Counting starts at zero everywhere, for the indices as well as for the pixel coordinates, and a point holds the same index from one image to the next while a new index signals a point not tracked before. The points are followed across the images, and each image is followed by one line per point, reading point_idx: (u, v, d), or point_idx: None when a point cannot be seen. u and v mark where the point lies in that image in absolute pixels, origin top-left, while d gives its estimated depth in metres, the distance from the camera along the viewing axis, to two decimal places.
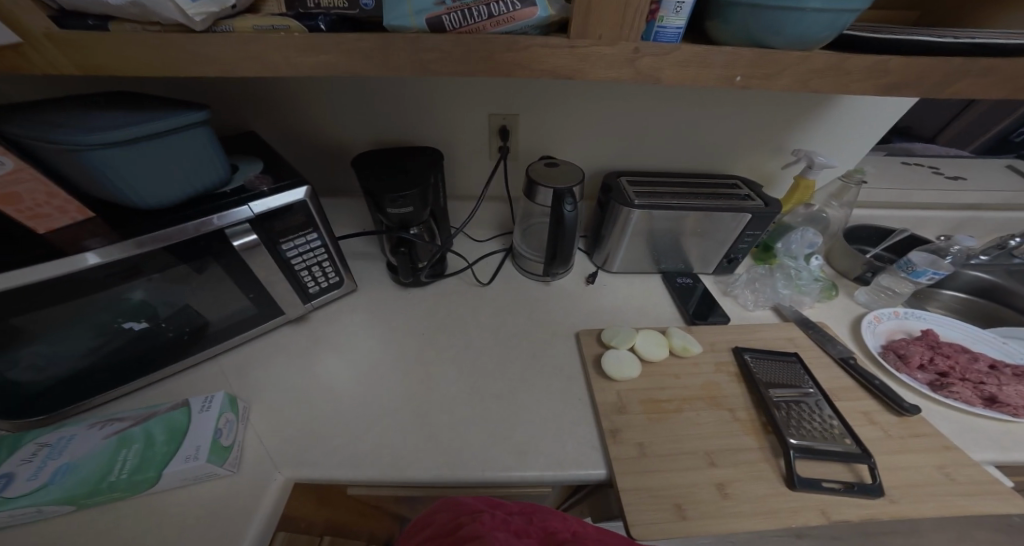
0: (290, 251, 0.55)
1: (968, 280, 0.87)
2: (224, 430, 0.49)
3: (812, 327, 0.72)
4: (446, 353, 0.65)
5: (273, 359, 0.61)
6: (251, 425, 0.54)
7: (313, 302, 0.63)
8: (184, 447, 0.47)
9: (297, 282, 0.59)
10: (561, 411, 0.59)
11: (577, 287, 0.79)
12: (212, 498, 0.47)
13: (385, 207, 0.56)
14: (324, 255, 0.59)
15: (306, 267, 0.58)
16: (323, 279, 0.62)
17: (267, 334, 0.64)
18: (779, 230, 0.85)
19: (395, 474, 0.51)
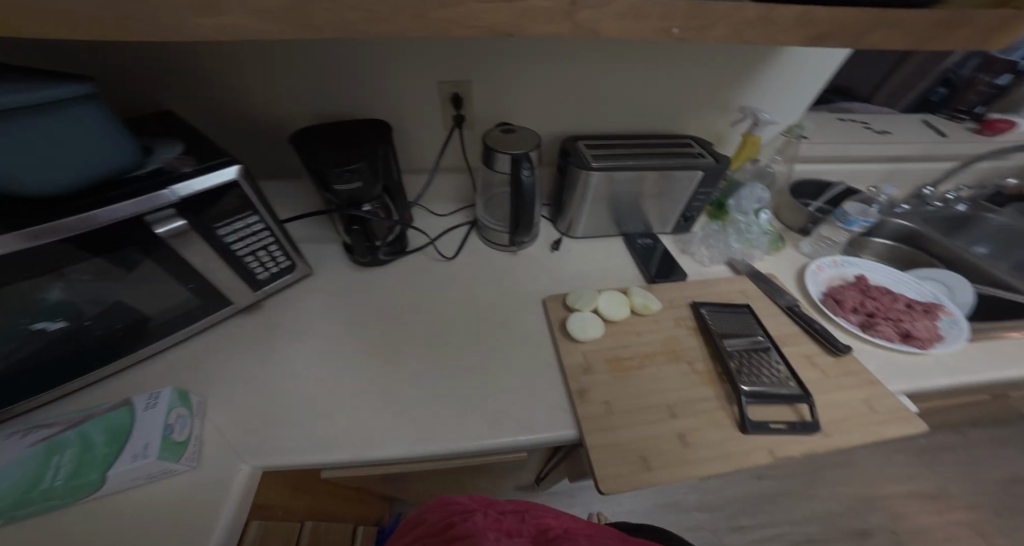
0: (229, 236, 0.51)
1: (895, 228, 0.94)
2: (174, 425, 0.47)
3: (762, 279, 0.76)
4: (410, 329, 0.64)
5: (227, 350, 0.58)
6: (207, 419, 0.52)
7: (264, 289, 0.60)
8: (130, 446, 0.44)
9: (243, 269, 0.56)
10: (529, 378, 0.60)
11: (542, 254, 0.79)
12: (173, 495, 0.45)
13: (330, 183, 0.53)
14: (268, 239, 0.56)
15: (250, 252, 0.55)
16: (272, 264, 0.59)
17: (218, 325, 0.61)
18: (730, 187, 0.88)
19: (364, 453, 0.51)
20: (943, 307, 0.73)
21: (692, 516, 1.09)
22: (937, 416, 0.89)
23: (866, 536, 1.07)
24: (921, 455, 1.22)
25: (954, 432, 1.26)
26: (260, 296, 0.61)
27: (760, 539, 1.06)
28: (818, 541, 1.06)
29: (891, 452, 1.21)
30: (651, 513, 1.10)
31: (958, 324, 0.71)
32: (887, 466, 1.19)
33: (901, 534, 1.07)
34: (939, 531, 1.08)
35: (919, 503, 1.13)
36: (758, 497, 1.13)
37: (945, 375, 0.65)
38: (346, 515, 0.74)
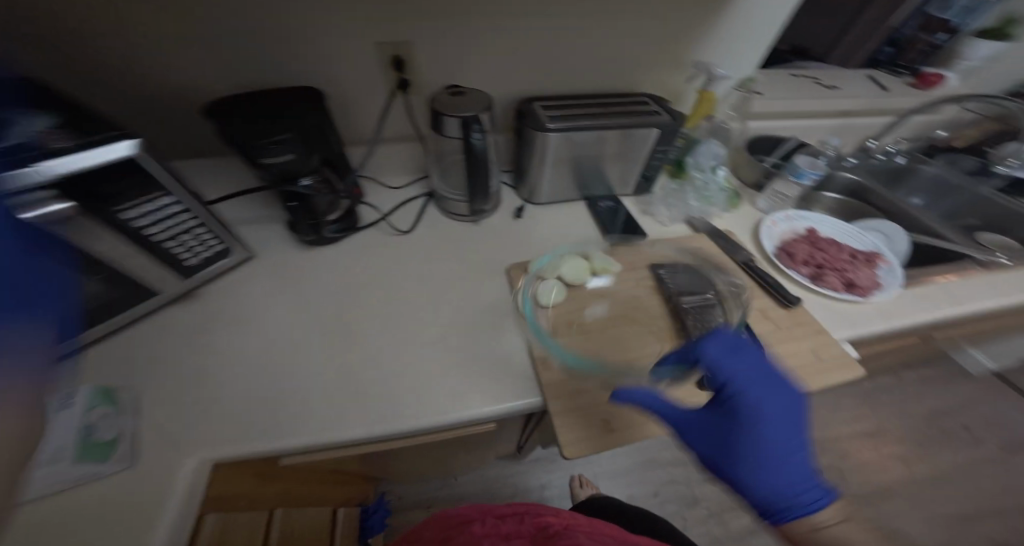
0: (143, 220, 0.47)
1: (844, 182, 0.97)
2: (96, 425, 0.46)
3: (720, 236, 0.78)
4: (365, 306, 0.62)
5: (164, 340, 0.55)
6: (146, 417, 0.48)
7: (195, 276, 0.57)
8: (47, 447, 0.44)
9: (166, 255, 0.52)
10: (493, 350, 0.59)
11: (503, 222, 0.77)
12: (110, 496, 0.43)
13: (256, 156, 0.48)
14: (190, 220, 0.51)
15: (171, 236, 0.51)
16: (200, 248, 0.55)
17: (151, 315, 0.57)
18: (688, 146, 0.88)
19: (322, 439, 0.49)
20: (883, 257, 0.77)
21: (665, 470, 1.16)
22: (878, 359, 0.96)
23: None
24: (866, 397, 1.32)
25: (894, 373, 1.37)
26: (190, 284, 0.57)
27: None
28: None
29: (839, 396, 1.32)
30: (628, 470, 1.16)
31: (893, 272, 0.75)
32: (836, 408, 1.29)
33: (846, 468, 1.18)
34: (879, 463, 1.20)
35: (863, 440, 1.24)
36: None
37: (881, 320, 0.69)
38: (325, 498, 0.74)
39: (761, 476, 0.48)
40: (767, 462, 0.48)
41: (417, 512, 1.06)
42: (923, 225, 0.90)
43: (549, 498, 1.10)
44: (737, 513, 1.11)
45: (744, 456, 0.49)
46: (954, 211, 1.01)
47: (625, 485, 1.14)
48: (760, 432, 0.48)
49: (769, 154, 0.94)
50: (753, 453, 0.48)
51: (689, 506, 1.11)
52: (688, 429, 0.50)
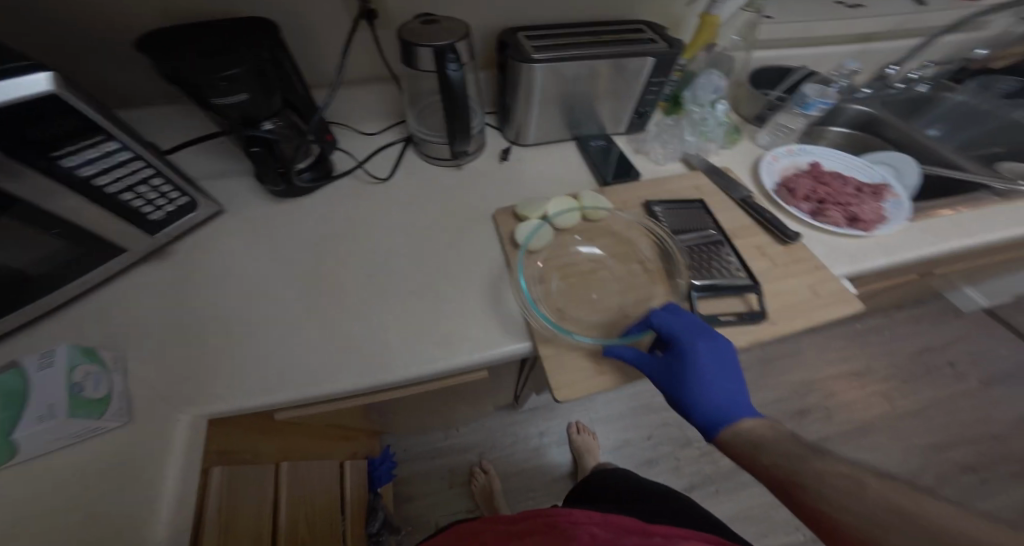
0: (92, 169, 0.44)
1: (852, 115, 0.92)
2: (88, 383, 0.43)
3: (718, 174, 0.74)
4: (347, 257, 0.60)
5: (143, 303, 0.54)
6: (131, 374, 0.48)
7: (162, 233, 0.56)
8: (33, 408, 0.39)
9: (128, 209, 0.50)
10: (480, 296, 0.58)
11: (490, 165, 0.73)
12: (104, 451, 0.43)
13: (207, 96, 0.46)
14: (145, 168, 0.49)
15: (128, 188, 0.49)
16: (161, 199, 0.53)
17: (123, 275, 0.55)
18: (686, 79, 0.82)
19: (309, 391, 0.49)
20: (890, 189, 0.74)
21: (661, 415, 1.19)
22: (877, 297, 0.95)
23: (806, 414, 1.20)
24: (858, 339, 1.34)
25: (885, 315, 1.39)
26: (160, 239, 0.56)
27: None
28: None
29: (834, 339, 1.34)
30: (624, 417, 1.19)
31: (900, 206, 0.72)
32: (830, 351, 1.31)
33: (834, 406, 1.21)
34: (867, 400, 1.23)
35: (854, 380, 1.26)
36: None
37: (884, 254, 0.66)
38: (330, 453, 0.74)
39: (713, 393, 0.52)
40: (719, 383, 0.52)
41: (420, 461, 1.10)
42: (933, 156, 0.86)
43: (547, 445, 1.13)
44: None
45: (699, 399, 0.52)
46: (978, 138, 0.96)
47: (621, 429, 1.18)
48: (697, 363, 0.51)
49: (773, 86, 0.87)
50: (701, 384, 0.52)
51: (683, 448, 1.15)
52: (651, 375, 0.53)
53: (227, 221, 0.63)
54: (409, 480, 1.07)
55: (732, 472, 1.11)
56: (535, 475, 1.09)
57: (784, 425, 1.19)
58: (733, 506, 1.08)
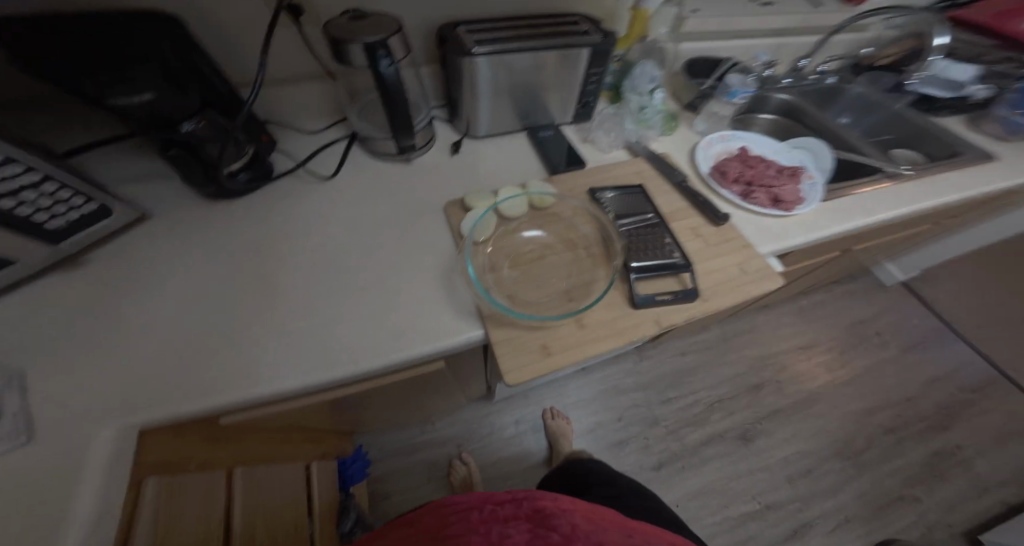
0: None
1: (778, 103, 1.00)
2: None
3: (658, 159, 0.78)
4: (292, 257, 0.60)
5: (64, 318, 0.52)
6: (43, 386, 0.48)
7: (67, 241, 0.54)
8: None
9: (27, 222, 0.48)
10: (428, 287, 0.59)
11: (441, 158, 0.74)
12: (31, 468, 0.43)
13: (105, 98, 0.44)
14: (37, 178, 0.46)
15: (21, 199, 0.46)
16: (62, 208, 0.50)
17: (41, 285, 0.55)
18: (624, 70, 0.86)
19: (258, 391, 0.49)
20: (807, 172, 0.81)
21: (628, 397, 1.25)
22: (814, 273, 1.02)
23: (761, 388, 1.29)
24: (804, 314, 1.45)
25: (826, 289, 1.50)
26: (64, 245, 0.54)
27: (683, 405, 1.25)
28: (725, 397, 1.27)
29: (782, 314, 1.44)
30: (593, 401, 1.24)
31: (815, 187, 0.78)
32: (780, 326, 1.41)
33: (783, 379, 1.31)
34: (811, 371, 1.33)
35: (801, 353, 1.37)
36: (680, 372, 1.31)
37: (802, 232, 0.72)
38: (296, 456, 0.74)
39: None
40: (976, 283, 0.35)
41: (397, 458, 1.10)
42: (843, 142, 0.93)
43: (523, 432, 1.17)
44: (694, 429, 1.21)
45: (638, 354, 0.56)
46: (877, 127, 1.04)
47: (591, 413, 1.22)
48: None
49: (706, 76, 0.92)
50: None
51: (650, 427, 1.21)
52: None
53: (163, 228, 0.62)
54: (386, 479, 1.07)
55: (694, 448, 1.18)
56: (510, 464, 1.12)
57: (740, 400, 1.27)
58: (697, 480, 1.14)
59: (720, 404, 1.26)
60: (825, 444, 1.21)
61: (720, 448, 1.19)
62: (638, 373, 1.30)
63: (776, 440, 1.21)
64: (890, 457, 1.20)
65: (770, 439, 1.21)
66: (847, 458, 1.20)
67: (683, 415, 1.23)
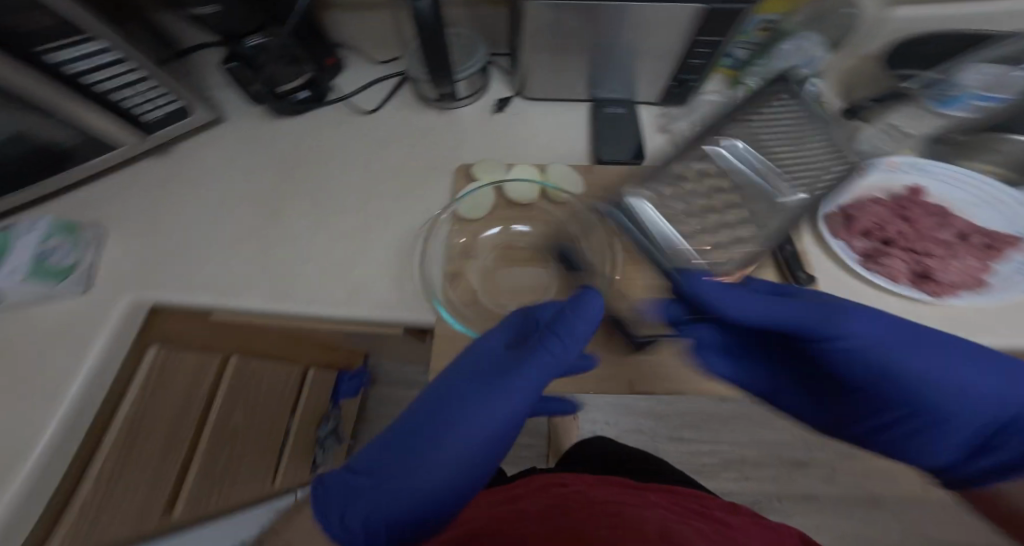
0: (94, 75, 0.51)
1: None
2: (55, 252, 0.53)
3: (751, 178, 0.57)
4: (302, 183, 0.62)
5: (131, 197, 0.62)
6: (97, 250, 0.58)
7: (155, 133, 0.62)
8: (10, 263, 0.50)
9: (123, 110, 0.57)
10: (401, 252, 0.55)
11: (479, 117, 0.67)
12: (71, 312, 0.54)
13: (186, 7, 0.51)
14: (134, 73, 0.54)
15: (119, 90, 0.54)
16: (153, 102, 0.59)
17: (125, 166, 0.65)
18: (767, 41, 0.61)
19: (226, 300, 0.54)
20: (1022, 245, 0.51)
21: (636, 420, 1.11)
22: None
23: (802, 467, 1.06)
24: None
25: None
26: (152, 136, 0.62)
27: (695, 451, 1.08)
28: (750, 460, 1.07)
29: None
30: (599, 409, 1.11)
31: None
32: None
33: (842, 470, 1.06)
34: (884, 475, 1.05)
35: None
36: (710, 416, 1.10)
37: (943, 335, 0.48)
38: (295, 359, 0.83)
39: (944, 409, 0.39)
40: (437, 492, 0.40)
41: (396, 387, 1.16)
42: None
43: None
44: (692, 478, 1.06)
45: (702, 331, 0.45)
46: None
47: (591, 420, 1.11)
48: (472, 407, 0.41)
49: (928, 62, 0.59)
50: (474, 428, 0.40)
51: None
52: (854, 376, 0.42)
53: (224, 135, 0.68)
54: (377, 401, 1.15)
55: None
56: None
57: (769, 471, 1.06)
58: None
59: (740, 466, 1.06)
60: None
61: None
62: (660, 399, 1.11)
63: (791, 525, 1.02)
64: None
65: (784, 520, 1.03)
66: None
67: (690, 461, 1.07)
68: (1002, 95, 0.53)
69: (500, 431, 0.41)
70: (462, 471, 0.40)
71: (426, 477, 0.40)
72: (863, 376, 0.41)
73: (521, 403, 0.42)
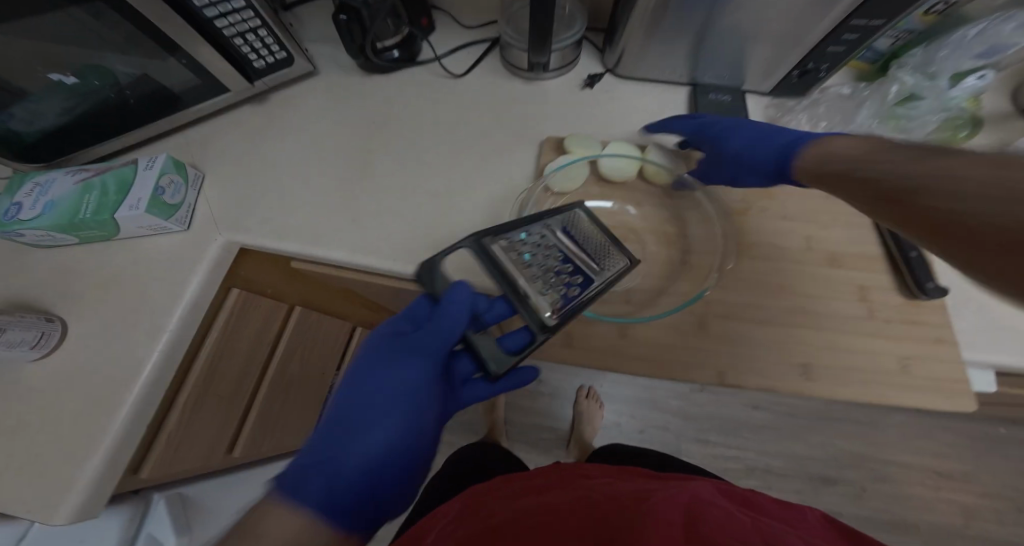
0: (212, 12, 0.52)
1: None
2: (168, 188, 0.54)
3: None
4: (389, 142, 0.62)
5: (227, 141, 0.64)
6: (201, 192, 0.60)
7: (260, 81, 0.64)
8: (130, 196, 0.52)
9: (236, 52, 0.58)
10: (488, 219, 0.55)
11: (567, 92, 0.64)
12: (172, 246, 0.57)
13: None
14: (256, 22, 0.56)
15: (240, 36, 0.57)
16: (266, 52, 0.61)
17: (223, 112, 0.66)
18: (934, 28, 0.56)
19: (315, 250, 0.55)
20: None
21: (663, 417, 1.05)
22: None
23: (829, 482, 0.99)
24: (970, 442, 1.00)
25: None
26: (259, 86, 0.64)
27: (716, 453, 1.02)
28: (776, 471, 1.00)
29: (933, 427, 1.01)
30: (628, 403, 1.07)
31: None
32: (917, 438, 1.01)
33: (869, 490, 0.98)
34: (927, 507, 0.97)
35: (927, 479, 0.98)
36: (742, 422, 1.04)
37: None
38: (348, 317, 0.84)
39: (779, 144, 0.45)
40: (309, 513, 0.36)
41: None
42: None
43: (541, 394, 1.09)
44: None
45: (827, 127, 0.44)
46: None
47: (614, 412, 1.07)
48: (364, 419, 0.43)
49: None
50: (377, 436, 0.42)
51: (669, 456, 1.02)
52: (764, 152, 0.46)
53: (316, 89, 0.68)
54: None
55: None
56: (517, 413, 1.08)
57: (794, 484, 1.00)
58: None
59: (762, 475, 1.00)
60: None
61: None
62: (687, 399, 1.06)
63: None
64: None
65: None
66: None
67: (710, 464, 1.01)
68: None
69: (389, 441, 0.42)
70: (349, 484, 0.39)
71: (311, 493, 0.37)
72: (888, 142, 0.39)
73: (402, 419, 0.43)
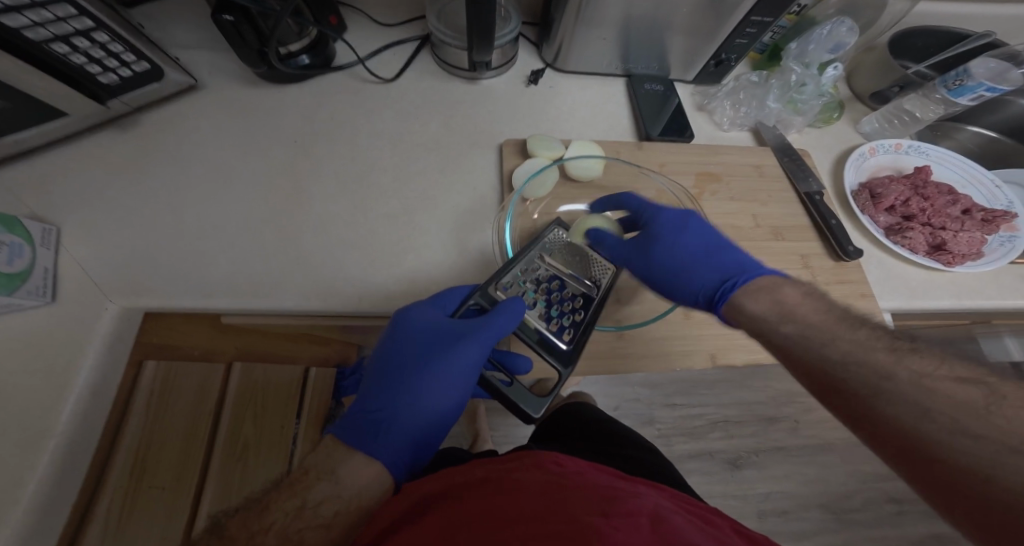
0: (20, 20, 0.36)
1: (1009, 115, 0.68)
2: (4, 251, 0.39)
3: (789, 155, 0.61)
4: (319, 163, 0.54)
5: (93, 177, 0.50)
6: (63, 251, 0.46)
7: (120, 97, 0.49)
8: None
9: (70, 68, 0.43)
10: (457, 236, 0.51)
11: (511, 89, 0.62)
12: (30, 328, 0.43)
13: None
14: (90, 24, 0.41)
15: (70, 46, 0.41)
16: (116, 62, 0.46)
17: (76, 139, 0.51)
18: (799, 26, 0.64)
19: (251, 303, 0.46)
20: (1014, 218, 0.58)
21: (634, 390, 1.13)
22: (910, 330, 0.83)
23: (773, 421, 1.13)
24: None
25: None
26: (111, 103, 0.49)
27: (685, 414, 1.13)
28: (732, 419, 1.13)
29: None
30: (599, 383, 1.12)
31: (1010, 242, 0.57)
32: None
33: (804, 421, 1.13)
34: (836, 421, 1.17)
35: None
36: (698, 382, 1.15)
37: (949, 298, 0.55)
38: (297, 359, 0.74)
39: (717, 266, 0.44)
40: (386, 464, 0.37)
41: None
42: None
43: None
44: (684, 439, 1.11)
45: (697, 226, 0.47)
46: None
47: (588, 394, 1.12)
48: (422, 389, 0.41)
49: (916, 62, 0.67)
50: (437, 400, 0.41)
51: (643, 426, 1.11)
52: (699, 276, 0.44)
53: (211, 104, 0.56)
54: None
55: (678, 460, 1.08)
56: (498, 415, 1.07)
57: (748, 426, 1.12)
58: None
59: (722, 426, 1.12)
60: (814, 492, 1.09)
61: (703, 465, 1.09)
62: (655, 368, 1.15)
63: (764, 475, 1.09)
64: (885, 524, 1.08)
65: (758, 471, 1.10)
66: (835, 518, 1.07)
67: (681, 424, 1.12)
68: (1004, 86, 0.55)
69: (445, 407, 0.42)
70: (414, 443, 0.39)
71: (388, 445, 0.38)
72: (717, 258, 0.45)
73: (459, 391, 0.42)
